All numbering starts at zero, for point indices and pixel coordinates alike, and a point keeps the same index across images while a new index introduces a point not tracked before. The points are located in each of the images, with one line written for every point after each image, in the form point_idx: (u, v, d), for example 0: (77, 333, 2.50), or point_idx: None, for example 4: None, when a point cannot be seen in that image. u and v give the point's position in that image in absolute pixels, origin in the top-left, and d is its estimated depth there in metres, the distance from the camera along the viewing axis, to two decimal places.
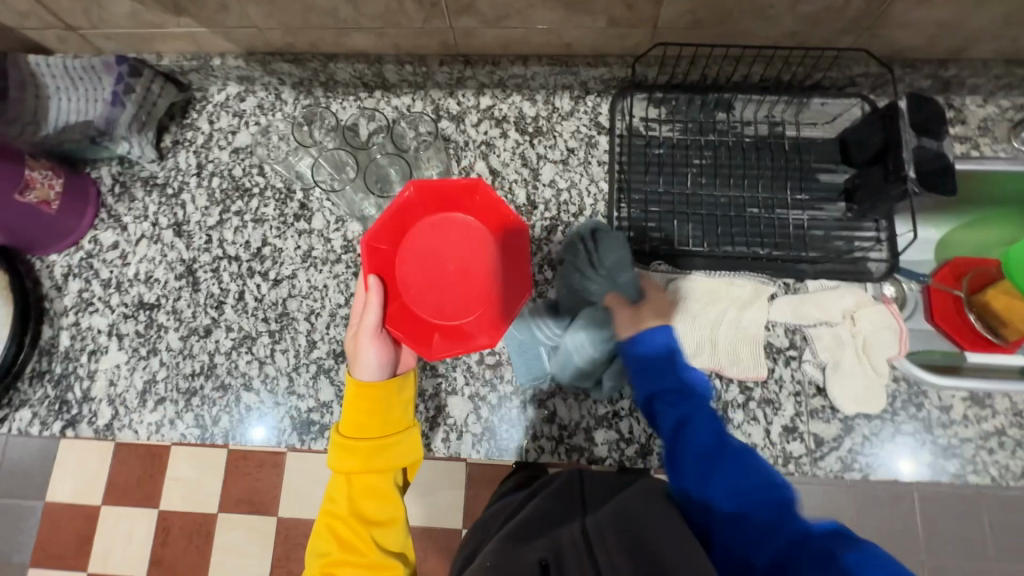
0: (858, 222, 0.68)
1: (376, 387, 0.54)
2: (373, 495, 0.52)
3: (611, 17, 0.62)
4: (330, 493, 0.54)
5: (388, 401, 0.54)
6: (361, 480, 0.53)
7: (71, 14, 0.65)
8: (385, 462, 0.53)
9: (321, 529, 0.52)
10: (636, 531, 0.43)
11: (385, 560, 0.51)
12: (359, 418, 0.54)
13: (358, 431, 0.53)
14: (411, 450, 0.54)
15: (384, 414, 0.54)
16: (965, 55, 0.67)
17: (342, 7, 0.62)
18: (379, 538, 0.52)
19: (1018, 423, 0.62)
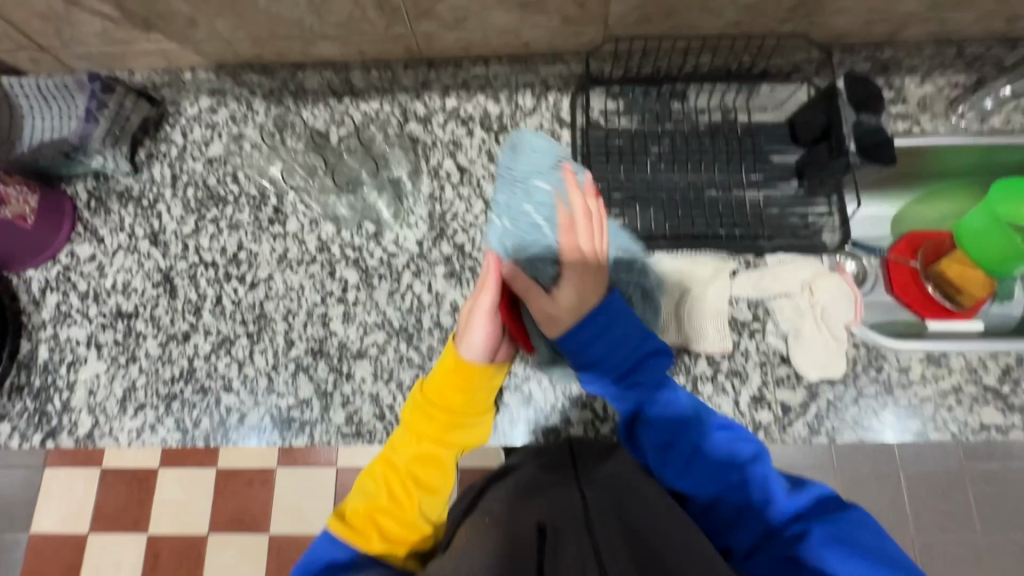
0: (811, 197, 0.71)
1: (475, 368, 0.58)
2: (437, 466, 0.57)
3: (564, 15, 0.65)
4: (394, 444, 0.58)
5: (480, 387, 0.58)
6: (427, 449, 0.57)
7: (44, 35, 0.67)
8: (459, 439, 0.58)
9: (376, 471, 0.57)
10: (629, 510, 0.48)
11: (419, 522, 0.54)
12: (448, 391, 0.58)
13: (441, 400, 0.58)
14: (481, 434, 0.59)
15: (473, 397, 0.58)
16: (900, 38, 0.71)
17: (307, 16, 0.65)
18: (425, 505, 0.55)
19: (973, 380, 0.65)
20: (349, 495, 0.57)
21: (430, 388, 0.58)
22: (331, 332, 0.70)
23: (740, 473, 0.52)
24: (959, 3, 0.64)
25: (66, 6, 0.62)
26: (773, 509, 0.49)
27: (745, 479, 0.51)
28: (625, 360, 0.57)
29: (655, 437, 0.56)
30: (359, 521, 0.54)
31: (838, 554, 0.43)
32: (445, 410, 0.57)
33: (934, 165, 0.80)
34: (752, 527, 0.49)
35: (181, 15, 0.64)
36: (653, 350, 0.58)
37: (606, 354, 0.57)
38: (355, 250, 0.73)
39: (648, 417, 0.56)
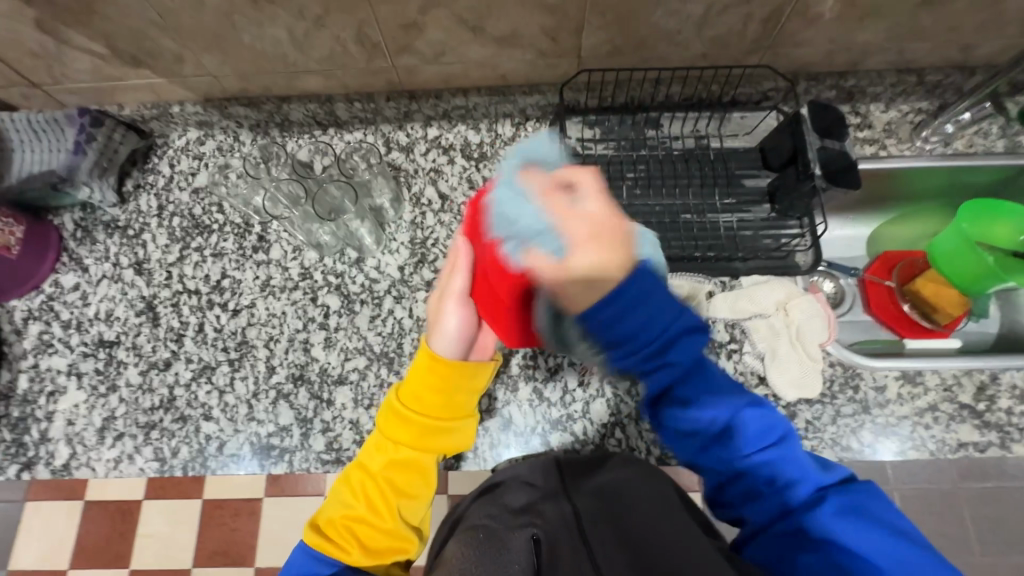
0: (781, 221, 0.74)
1: (453, 365, 0.55)
2: (415, 471, 0.56)
3: (537, 48, 0.68)
4: (368, 452, 0.57)
5: (458, 385, 0.56)
6: (403, 454, 0.55)
7: (35, 72, 0.69)
8: (437, 446, 0.56)
9: (353, 485, 0.56)
10: (629, 526, 0.47)
11: (403, 530, 0.54)
12: (422, 390, 0.56)
13: (418, 403, 0.56)
14: (461, 438, 0.58)
15: (451, 396, 0.56)
16: (861, 67, 0.74)
17: (290, 52, 0.67)
18: (406, 511, 0.55)
19: (949, 398, 0.66)
20: (324, 504, 0.57)
21: (405, 389, 0.57)
22: (311, 358, 0.70)
23: (765, 459, 0.49)
24: (914, 34, 0.67)
25: (57, 45, 0.64)
26: (797, 491, 0.47)
27: (770, 460, 0.49)
28: (654, 340, 0.40)
29: (680, 435, 0.49)
30: (338, 533, 0.53)
31: (848, 522, 0.44)
32: (421, 411, 0.56)
33: (905, 186, 0.82)
34: (766, 507, 0.48)
35: (168, 51, 0.66)
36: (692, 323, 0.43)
37: (642, 329, 0.38)
38: (337, 276, 0.74)
39: (687, 409, 0.47)
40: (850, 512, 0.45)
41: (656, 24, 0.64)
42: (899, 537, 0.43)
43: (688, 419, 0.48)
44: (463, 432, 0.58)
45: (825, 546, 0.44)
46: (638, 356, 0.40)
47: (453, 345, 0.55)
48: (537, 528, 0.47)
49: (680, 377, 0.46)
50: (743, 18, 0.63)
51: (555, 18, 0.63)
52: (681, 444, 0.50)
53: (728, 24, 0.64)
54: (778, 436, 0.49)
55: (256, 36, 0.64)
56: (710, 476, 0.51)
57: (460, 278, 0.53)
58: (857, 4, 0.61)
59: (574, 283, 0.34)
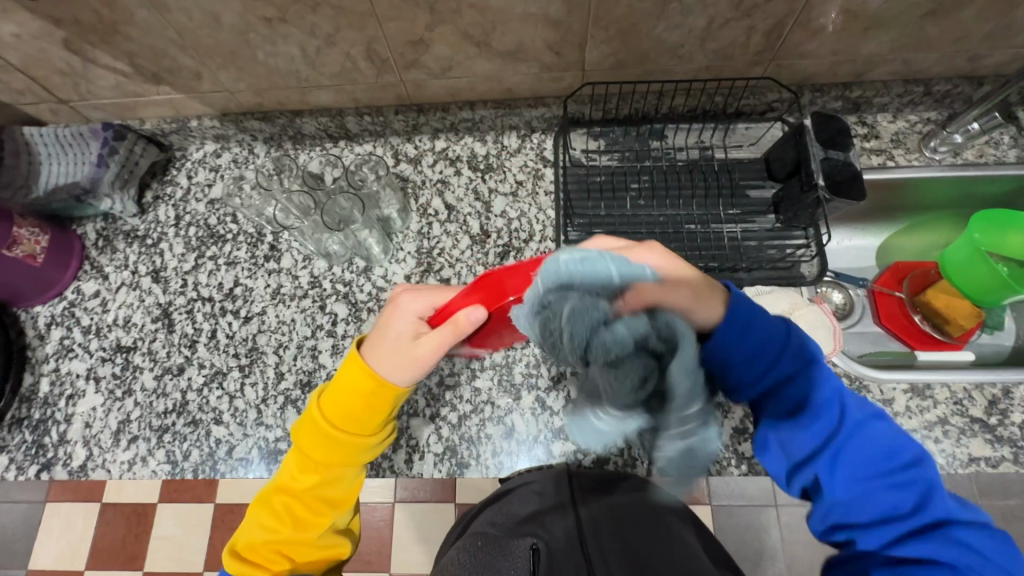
0: (787, 231, 0.74)
1: (375, 380, 0.53)
2: (338, 484, 0.56)
3: (541, 62, 0.69)
4: (290, 472, 0.56)
5: (382, 406, 0.54)
6: (329, 474, 0.55)
7: (62, 88, 0.72)
8: (363, 459, 0.56)
9: (275, 506, 0.55)
10: (628, 538, 0.48)
11: (331, 540, 0.56)
12: (345, 410, 0.54)
13: (338, 426, 0.54)
14: (381, 447, 0.57)
15: (372, 414, 0.55)
16: (867, 78, 0.74)
17: (302, 68, 0.69)
18: (335, 522, 0.56)
19: (959, 411, 0.65)
20: (243, 526, 0.56)
21: (325, 406, 0.55)
22: (319, 365, 0.72)
23: (887, 475, 0.47)
24: (919, 45, 0.67)
25: (82, 63, 0.68)
26: (922, 511, 0.46)
27: (887, 481, 0.47)
28: (781, 356, 0.50)
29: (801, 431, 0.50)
30: (263, 555, 0.54)
31: (967, 554, 0.43)
32: (347, 432, 0.54)
33: (916, 196, 0.81)
34: (886, 531, 0.46)
35: (187, 68, 0.69)
36: (812, 354, 0.52)
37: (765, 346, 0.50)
38: (345, 284, 0.76)
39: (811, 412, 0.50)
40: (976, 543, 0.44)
41: (659, 38, 0.65)
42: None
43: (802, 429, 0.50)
44: (385, 441, 0.58)
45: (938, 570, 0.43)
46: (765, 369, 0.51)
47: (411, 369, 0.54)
48: (539, 539, 0.46)
49: (808, 393, 0.50)
50: (746, 30, 0.64)
51: (559, 34, 0.64)
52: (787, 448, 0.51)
53: (730, 38, 0.65)
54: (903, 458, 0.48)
55: (270, 53, 0.67)
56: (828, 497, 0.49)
57: (432, 348, 0.52)
58: (860, 16, 0.62)
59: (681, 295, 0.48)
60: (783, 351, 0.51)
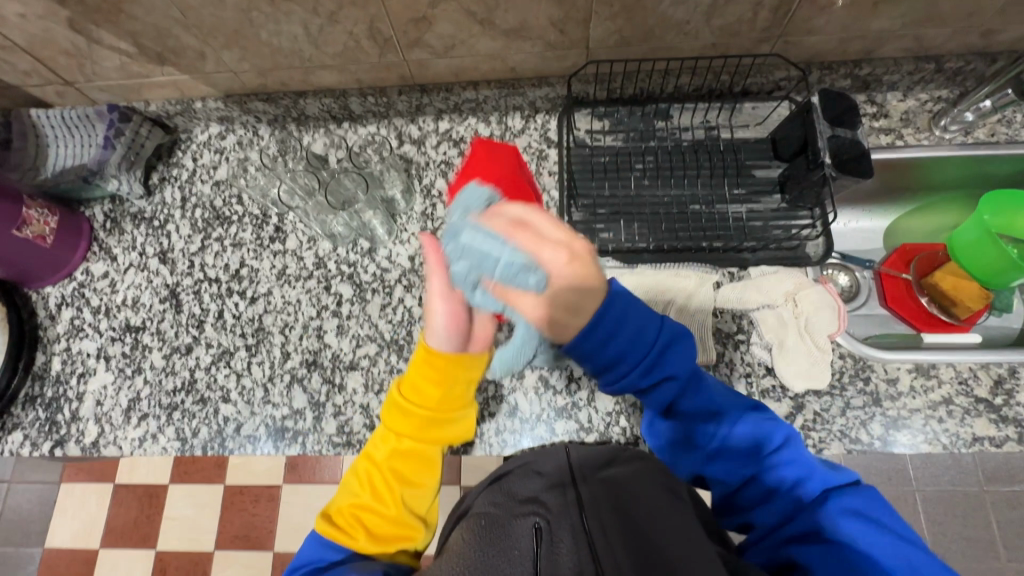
0: (792, 212, 0.73)
1: (447, 357, 0.59)
2: (416, 459, 0.58)
3: (545, 40, 0.68)
4: (373, 442, 0.60)
5: (456, 377, 0.59)
6: (406, 444, 0.58)
7: (68, 69, 0.72)
8: (441, 435, 0.59)
9: (358, 473, 0.58)
10: (630, 512, 0.47)
11: (408, 518, 0.56)
12: (422, 383, 0.59)
13: (418, 398, 0.59)
14: (463, 429, 0.60)
15: (448, 388, 0.59)
16: (876, 55, 0.72)
17: (305, 47, 0.69)
18: (410, 501, 0.57)
19: (964, 391, 0.65)
20: (334, 498, 0.60)
21: (406, 382, 0.60)
22: (325, 345, 0.72)
23: (766, 461, 0.52)
24: (931, 20, 0.65)
25: (87, 43, 0.68)
26: (803, 491, 0.49)
27: (763, 465, 0.52)
28: (651, 354, 0.54)
29: (691, 427, 0.56)
30: (346, 522, 0.56)
31: (855, 523, 0.45)
32: (422, 405, 0.59)
33: (925, 177, 0.80)
34: (776, 507, 0.50)
35: (191, 49, 0.69)
36: (682, 340, 0.56)
37: (631, 347, 0.54)
38: (350, 265, 0.76)
39: (685, 406, 0.56)
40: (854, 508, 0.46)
41: (664, 15, 0.64)
42: (906, 542, 0.43)
43: (687, 426, 0.56)
44: (465, 422, 0.60)
45: (823, 543, 0.44)
46: (636, 372, 0.54)
47: (442, 336, 0.59)
48: (541, 517, 0.46)
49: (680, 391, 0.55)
50: (752, 6, 0.63)
51: (563, 11, 0.63)
52: (681, 447, 0.57)
53: (736, 14, 0.64)
54: (780, 442, 0.53)
55: (273, 33, 0.66)
56: (722, 483, 0.55)
57: (440, 277, 0.59)
58: None
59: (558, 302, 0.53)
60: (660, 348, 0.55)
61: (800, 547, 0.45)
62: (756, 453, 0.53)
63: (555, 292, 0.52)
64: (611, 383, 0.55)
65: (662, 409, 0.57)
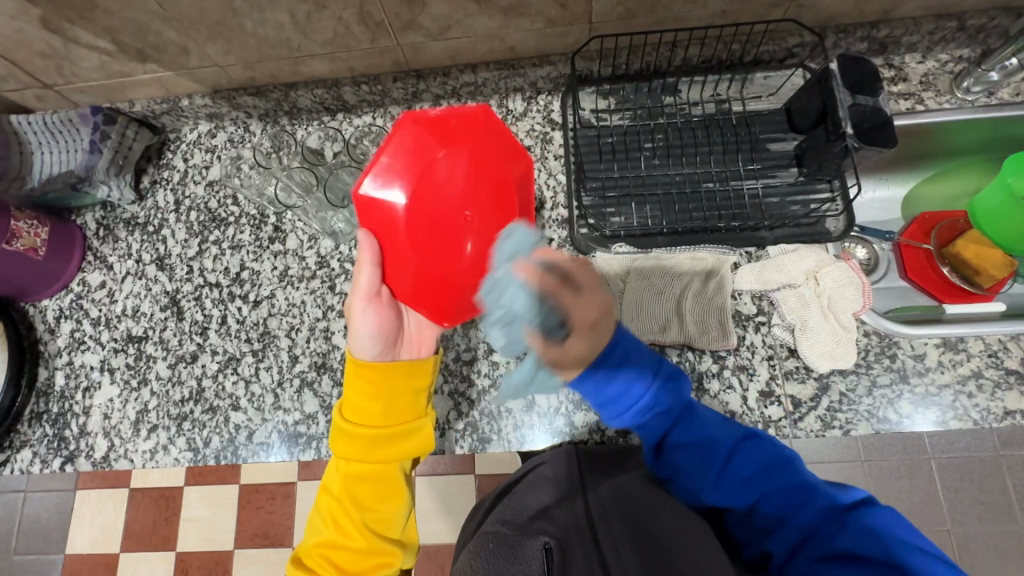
0: (810, 185, 0.71)
1: (377, 367, 0.57)
2: (375, 483, 0.55)
3: (546, 17, 0.65)
4: (331, 473, 0.58)
5: (393, 387, 0.57)
6: (357, 468, 0.56)
7: (46, 72, 0.69)
8: (396, 453, 0.56)
9: (322, 510, 0.57)
10: (641, 522, 0.46)
11: (382, 545, 0.54)
12: (360, 402, 0.57)
13: (362, 417, 0.56)
14: (419, 442, 0.57)
15: (387, 402, 0.57)
16: (895, 15, 0.68)
17: (293, 36, 0.65)
18: (378, 527, 0.55)
19: (994, 364, 0.63)
20: (307, 534, 0.58)
21: (346, 404, 0.57)
22: (333, 347, 0.70)
23: (769, 483, 0.49)
24: None
25: (64, 43, 0.64)
26: (815, 506, 0.46)
27: (773, 485, 0.49)
28: (652, 388, 0.50)
29: (689, 460, 0.51)
30: (315, 563, 0.54)
31: (886, 539, 0.42)
32: (366, 424, 0.56)
33: (944, 142, 0.77)
34: (790, 532, 0.46)
35: (173, 44, 0.65)
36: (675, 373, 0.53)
37: (619, 399, 0.51)
38: (353, 263, 0.74)
39: (679, 446, 0.51)
40: (873, 526, 0.43)
41: None
42: (930, 556, 0.41)
43: (685, 461, 0.51)
44: (423, 432, 0.58)
45: (861, 567, 0.41)
46: (642, 409, 0.51)
47: (370, 345, 0.58)
48: (550, 536, 0.44)
49: (676, 425, 0.52)
50: None
51: None
52: (685, 486, 0.52)
53: None
54: (783, 462, 0.50)
55: (258, 22, 0.63)
56: (730, 512, 0.51)
57: (369, 274, 0.56)
58: None
59: (571, 353, 0.48)
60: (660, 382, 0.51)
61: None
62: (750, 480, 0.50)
63: (574, 347, 0.48)
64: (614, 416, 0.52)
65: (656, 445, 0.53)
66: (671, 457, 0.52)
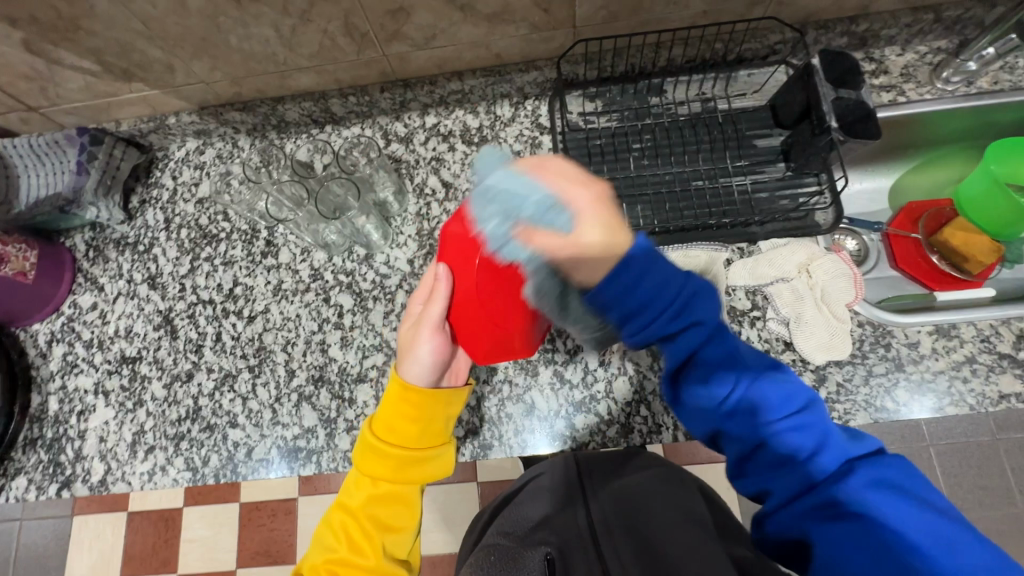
0: (798, 179, 0.71)
1: (423, 394, 0.56)
2: (394, 503, 0.55)
3: (530, 22, 0.65)
4: (348, 489, 0.57)
5: (434, 414, 0.57)
6: (384, 486, 0.56)
7: (30, 94, 0.69)
8: (418, 474, 0.56)
9: (335, 523, 0.56)
10: (641, 528, 0.47)
11: (390, 567, 0.54)
12: (397, 421, 0.56)
13: (395, 437, 0.56)
14: (439, 466, 0.58)
15: (425, 425, 0.56)
16: (873, 10, 0.69)
17: (279, 50, 0.65)
18: (389, 546, 0.55)
19: (987, 348, 0.64)
20: (309, 549, 0.57)
21: (379, 421, 0.57)
22: (330, 359, 0.70)
23: (783, 424, 0.44)
24: None
25: (47, 65, 0.64)
26: (823, 455, 0.43)
27: (788, 426, 0.44)
28: (675, 299, 0.42)
29: (707, 382, 0.45)
30: None
31: (884, 497, 0.41)
32: (398, 443, 0.56)
33: (926, 132, 0.78)
34: (792, 479, 0.43)
35: (158, 62, 0.65)
36: (698, 286, 0.44)
37: (649, 302, 0.41)
38: (348, 274, 0.73)
39: (697, 366, 0.45)
40: (880, 483, 0.41)
41: None
42: (932, 513, 0.40)
43: (701, 382, 0.45)
44: (444, 456, 0.58)
45: (859, 523, 0.40)
46: (661, 319, 0.42)
47: (427, 373, 0.56)
48: (550, 546, 0.45)
49: (699, 342, 0.45)
50: None
51: None
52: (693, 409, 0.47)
53: None
54: (802, 404, 0.45)
55: (243, 37, 0.63)
56: (733, 444, 0.46)
57: (438, 307, 0.54)
58: None
59: (591, 250, 0.37)
60: (680, 297, 0.43)
61: (827, 530, 0.40)
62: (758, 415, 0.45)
63: (587, 236, 0.37)
64: (631, 334, 0.43)
65: (676, 361, 0.46)
66: (685, 373, 0.46)
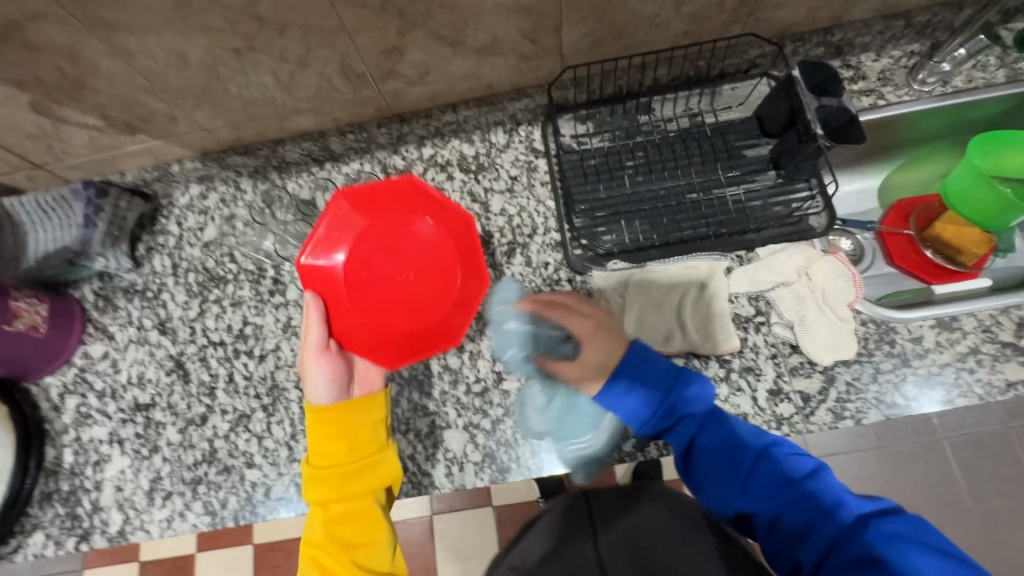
0: (789, 185, 0.73)
1: (334, 409, 0.60)
2: (353, 520, 0.58)
3: (518, 53, 0.68)
4: (310, 526, 0.59)
5: (354, 423, 0.60)
6: (337, 508, 0.58)
7: (37, 153, 0.70)
8: (366, 487, 0.59)
9: (308, 560, 0.58)
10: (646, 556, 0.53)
11: None
12: (327, 445, 0.60)
13: (329, 460, 0.59)
14: (387, 469, 0.60)
15: (352, 439, 0.60)
16: (846, 20, 0.72)
17: (277, 95, 0.68)
18: (361, 562, 0.57)
19: (990, 338, 0.65)
20: None
21: (312, 450, 0.60)
22: None
23: (801, 487, 0.52)
24: None
25: (53, 123, 0.66)
26: (842, 515, 0.49)
27: (801, 494, 0.51)
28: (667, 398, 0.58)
29: (717, 461, 0.55)
30: None
31: (903, 546, 0.45)
32: (333, 463, 0.59)
33: (907, 131, 0.80)
34: (817, 541, 0.48)
35: (161, 114, 0.67)
36: (684, 373, 0.60)
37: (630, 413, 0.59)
38: None
39: (706, 446, 0.56)
40: (896, 532, 0.46)
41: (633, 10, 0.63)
42: (948, 560, 0.44)
43: (713, 460, 0.56)
44: (388, 462, 0.60)
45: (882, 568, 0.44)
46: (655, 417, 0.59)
47: (326, 393, 0.61)
48: None
49: (695, 428, 0.57)
50: None
51: (532, 21, 0.62)
52: (713, 487, 0.55)
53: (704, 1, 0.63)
54: (809, 470, 0.53)
55: (242, 85, 0.65)
56: (760, 518, 0.53)
57: (315, 331, 0.61)
58: None
59: (590, 364, 0.63)
60: (675, 394, 0.58)
61: None
62: (777, 484, 0.53)
63: (591, 356, 0.63)
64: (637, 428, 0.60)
65: (682, 448, 0.58)
66: (692, 461, 0.57)
